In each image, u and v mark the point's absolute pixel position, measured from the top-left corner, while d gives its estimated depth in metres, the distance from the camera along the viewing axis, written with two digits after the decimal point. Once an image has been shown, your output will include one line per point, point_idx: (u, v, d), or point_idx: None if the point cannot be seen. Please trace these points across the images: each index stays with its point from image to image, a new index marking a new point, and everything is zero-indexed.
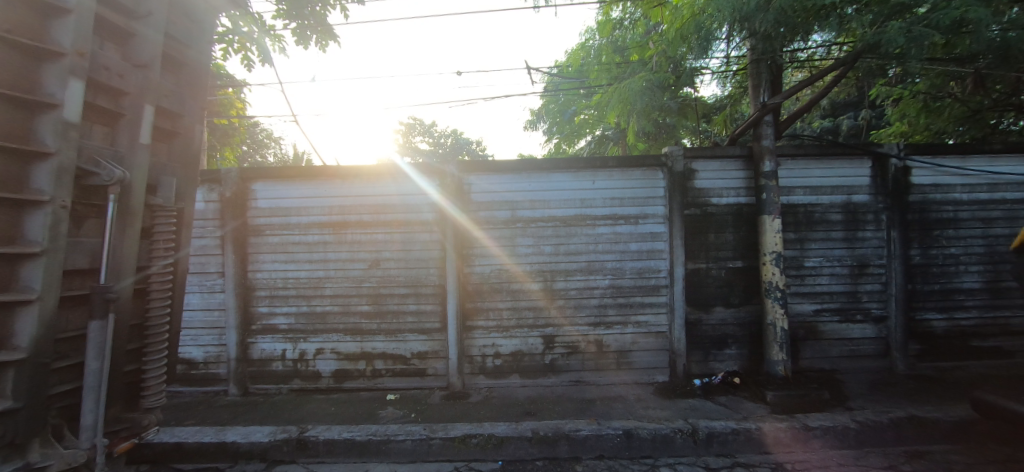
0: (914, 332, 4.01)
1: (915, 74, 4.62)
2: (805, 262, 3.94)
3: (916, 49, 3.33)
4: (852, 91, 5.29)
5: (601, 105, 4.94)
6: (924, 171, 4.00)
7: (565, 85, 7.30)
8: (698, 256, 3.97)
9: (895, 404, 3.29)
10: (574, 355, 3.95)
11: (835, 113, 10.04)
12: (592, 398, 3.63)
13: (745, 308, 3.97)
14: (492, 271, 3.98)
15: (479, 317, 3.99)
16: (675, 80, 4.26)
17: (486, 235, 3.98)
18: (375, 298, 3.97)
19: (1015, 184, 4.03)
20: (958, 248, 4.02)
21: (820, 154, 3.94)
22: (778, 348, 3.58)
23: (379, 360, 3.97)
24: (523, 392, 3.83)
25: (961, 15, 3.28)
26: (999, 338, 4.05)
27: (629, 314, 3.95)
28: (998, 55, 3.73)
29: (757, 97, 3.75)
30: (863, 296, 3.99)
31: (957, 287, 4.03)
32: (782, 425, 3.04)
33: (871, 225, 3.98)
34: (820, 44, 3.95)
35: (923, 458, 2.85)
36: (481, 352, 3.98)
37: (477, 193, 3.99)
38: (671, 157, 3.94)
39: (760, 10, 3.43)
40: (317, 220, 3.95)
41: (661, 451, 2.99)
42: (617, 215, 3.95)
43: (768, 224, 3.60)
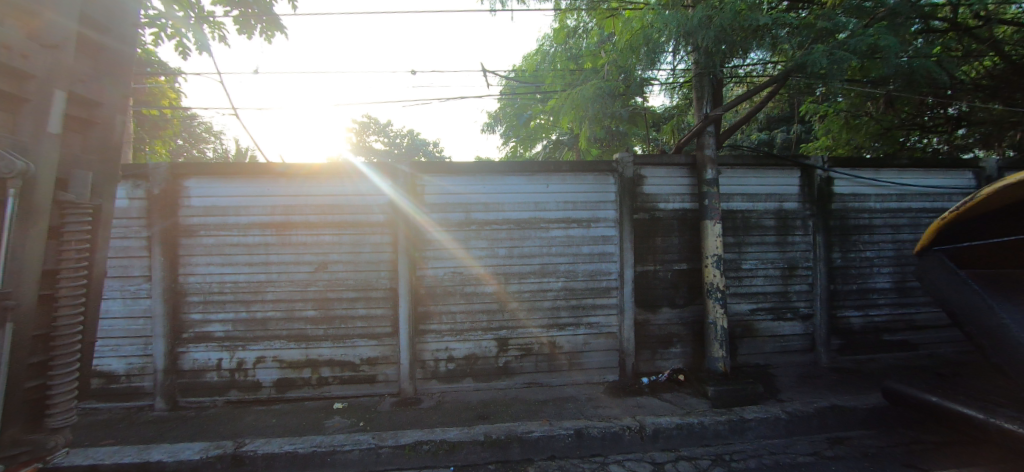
0: (835, 329, 4.39)
1: (838, 94, 5.09)
2: (742, 264, 4.21)
3: (838, 71, 3.66)
4: (785, 106, 5.72)
5: (555, 110, 5.02)
6: (844, 182, 4.40)
7: (521, 89, 7.35)
8: (646, 259, 4.13)
9: (819, 395, 3.58)
10: (528, 357, 3.98)
11: (770, 127, 10.85)
12: (545, 400, 3.67)
13: (689, 308, 4.18)
14: (445, 273, 3.93)
15: (430, 321, 3.91)
16: (625, 90, 4.35)
17: (440, 237, 3.93)
18: (321, 302, 3.79)
19: (918, 195, 4.53)
20: (872, 252, 4.45)
21: (755, 164, 4.23)
22: (718, 346, 3.79)
23: (325, 367, 3.80)
24: (476, 396, 3.80)
25: (874, 42, 3.64)
26: (905, 333, 4.52)
27: (581, 316, 4.04)
28: (905, 80, 4.18)
29: (700, 108, 3.97)
30: (793, 296, 4.31)
31: (871, 287, 4.45)
32: (722, 419, 3.21)
33: (800, 230, 4.32)
34: (756, 61, 4.24)
35: (843, 443, 3.12)
36: (434, 357, 3.91)
37: (431, 194, 3.93)
38: (621, 163, 4.07)
39: (702, 26, 3.66)
40: (258, 220, 3.72)
41: (611, 449, 3.06)
42: (570, 219, 4.03)
43: (710, 229, 3.81)
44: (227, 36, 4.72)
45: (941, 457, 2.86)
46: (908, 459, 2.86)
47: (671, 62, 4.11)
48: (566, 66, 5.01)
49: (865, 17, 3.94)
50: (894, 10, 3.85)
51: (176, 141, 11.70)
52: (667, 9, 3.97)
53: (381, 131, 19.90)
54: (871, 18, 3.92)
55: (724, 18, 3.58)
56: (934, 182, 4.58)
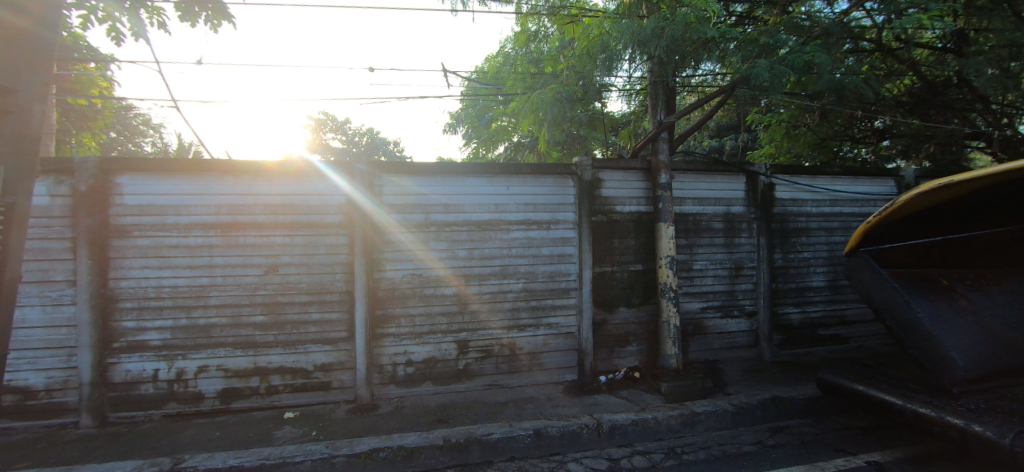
0: (777, 325, 4.69)
1: (779, 106, 5.45)
2: (693, 265, 4.41)
3: (778, 85, 3.91)
4: (733, 116, 6.06)
5: (515, 113, 5.05)
6: (785, 187, 4.71)
7: (483, 90, 7.35)
8: (603, 260, 4.23)
9: (762, 387, 3.81)
10: (488, 359, 3.97)
11: (720, 134, 11.46)
12: (505, 401, 3.68)
13: (644, 307, 4.32)
14: (403, 276, 3.85)
15: (388, 324, 3.82)
16: (583, 95, 4.42)
17: (398, 238, 3.85)
18: (271, 307, 3.61)
19: (848, 200, 4.93)
20: (808, 253, 4.79)
21: (706, 170, 4.45)
22: (671, 343, 3.95)
23: (275, 374, 3.62)
24: (435, 400, 3.75)
25: (809, 59, 3.92)
26: (837, 328, 4.89)
27: (541, 317, 4.08)
28: (837, 94, 4.54)
29: (655, 115, 4.13)
30: (739, 294, 4.56)
31: (808, 285, 4.79)
32: (674, 413, 3.35)
33: (746, 233, 4.59)
34: (707, 72, 4.46)
35: (782, 432, 3.33)
36: (392, 361, 3.82)
37: (388, 194, 3.84)
38: (580, 167, 4.15)
39: (655, 36, 3.82)
40: (201, 220, 3.50)
41: (569, 447, 3.11)
42: (530, 220, 4.06)
43: (663, 231, 3.97)
44: (167, 23, 4.41)
45: (866, 441, 3.12)
46: (839, 444, 3.09)
47: (627, 69, 4.24)
48: (527, 69, 5.05)
49: (802, 35, 4.24)
50: (827, 30, 4.17)
51: (108, 133, 10.77)
52: (624, 18, 4.11)
53: (339, 128, 19.23)
54: (808, 36, 4.24)
55: (675, 29, 3.75)
56: (862, 189, 5.00)
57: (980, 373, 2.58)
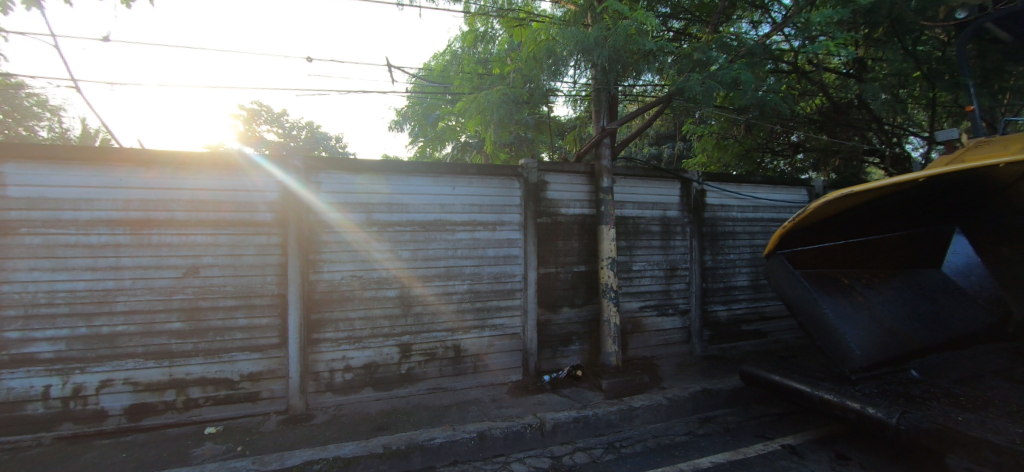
0: (706, 322, 5.02)
1: (710, 118, 5.85)
2: (633, 266, 4.60)
3: (709, 98, 4.19)
4: (670, 125, 6.42)
5: (462, 113, 5.00)
6: (715, 194, 5.07)
7: (429, 88, 7.22)
8: (548, 262, 4.30)
9: (693, 381, 4.06)
10: (432, 362, 3.89)
11: (659, 143, 12.11)
12: (448, 404, 3.62)
13: (587, 307, 4.45)
14: (342, 278, 3.67)
15: (325, 329, 3.62)
16: (529, 98, 4.45)
17: (337, 238, 3.66)
18: (190, 313, 3.29)
19: (769, 207, 5.40)
20: (734, 254, 5.18)
21: (645, 176, 4.67)
22: (610, 341, 4.11)
23: (194, 387, 3.31)
24: (376, 406, 3.61)
25: (736, 75, 4.23)
26: (758, 323, 5.33)
27: (486, 318, 4.07)
28: (759, 110, 4.94)
29: (598, 121, 4.29)
30: (674, 294, 4.83)
31: (734, 285, 5.18)
32: (613, 409, 3.47)
33: (680, 236, 4.87)
34: (647, 83, 4.68)
35: (711, 421, 3.57)
36: (328, 368, 3.63)
37: (327, 192, 3.65)
38: (526, 169, 4.20)
39: (598, 45, 3.95)
40: (106, 215, 3.12)
41: (512, 447, 3.12)
42: (475, 221, 4.04)
43: (605, 233, 4.12)
44: None
45: (782, 426, 3.42)
46: (759, 430, 3.37)
47: (571, 75, 4.35)
48: (475, 69, 5.03)
49: (730, 53, 4.57)
50: (752, 50, 4.54)
51: None
52: (569, 25, 4.23)
53: (274, 120, 17.84)
54: (735, 55, 4.59)
55: (617, 39, 3.89)
56: (780, 197, 5.49)
57: (874, 361, 2.91)
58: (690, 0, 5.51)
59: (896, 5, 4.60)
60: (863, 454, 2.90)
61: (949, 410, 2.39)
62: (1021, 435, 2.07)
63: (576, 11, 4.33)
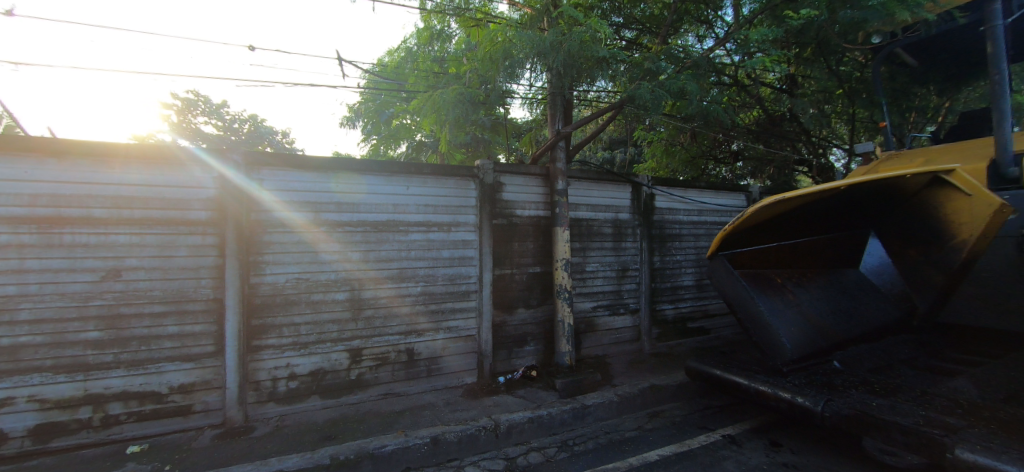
0: (655, 320, 5.23)
1: (660, 126, 6.12)
2: (586, 267, 4.71)
3: (657, 106, 4.38)
4: (622, 131, 6.65)
5: (415, 111, 4.88)
6: (663, 198, 5.30)
7: (383, 85, 7.02)
8: (503, 263, 4.30)
9: (642, 377, 4.21)
10: (383, 367, 3.77)
11: (612, 147, 12.51)
12: (401, 410, 3.53)
13: (541, 308, 4.49)
14: (287, 281, 3.47)
15: (267, 335, 3.41)
16: (485, 98, 4.45)
17: (281, 239, 3.46)
18: (110, 321, 2.99)
19: (712, 211, 5.72)
20: (681, 256, 5.44)
21: (598, 179, 4.80)
22: (565, 341, 4.18)
23: (115, 402, 3.00)
24: (323, 415, 3.45)
25: (683, 86, 4.46)
26: (702, 320, 5.63)
27: (440, 320, 4.00)
28: (704, 119, 5.23)
29: (554, 125, 4.36)
30: (625, 293, 4.99)
31: (680, 284, 5.44)
32: (567, 408, 3.53)
33: (631, 238, 5.04)
34: (601, 89, 4.81)
35: (658, 416, 3.71)
36: (271, 376, 3.42)
37: (269, 190, 3.45)
38: (482, 170, 4.18)
39: (553, 49, 4.01)
40: (8, 212, 2.76)
41: (466, 451, 3.09)
42: (430, 222, 3.97)
43: (559, 235, 4.19)
44: None
45: (723, 418, 3.62)
46: (702, 422, 3.54)
47: (527, 78, 4.38)
48: (430, 67, 4.95)
49: (677, 64, 4.81)
50: (696, 62, 4.80)
51: None
52: (525, 28, 4.25)
53: (213, 112, 16.58)
54: (682, 66, 4.83)
55: (571, 45, 3.97)
56: (721, 202, 5.84)
57: (802, 354, 3.15)
58: (641, 11, 5.75)
59: (822, 28, 5.03)
60: (793, 440, 3.13)
61: (865, 396, 2.63)
62: (923, 417, 2.31)
63: (532, 15, 4.37)
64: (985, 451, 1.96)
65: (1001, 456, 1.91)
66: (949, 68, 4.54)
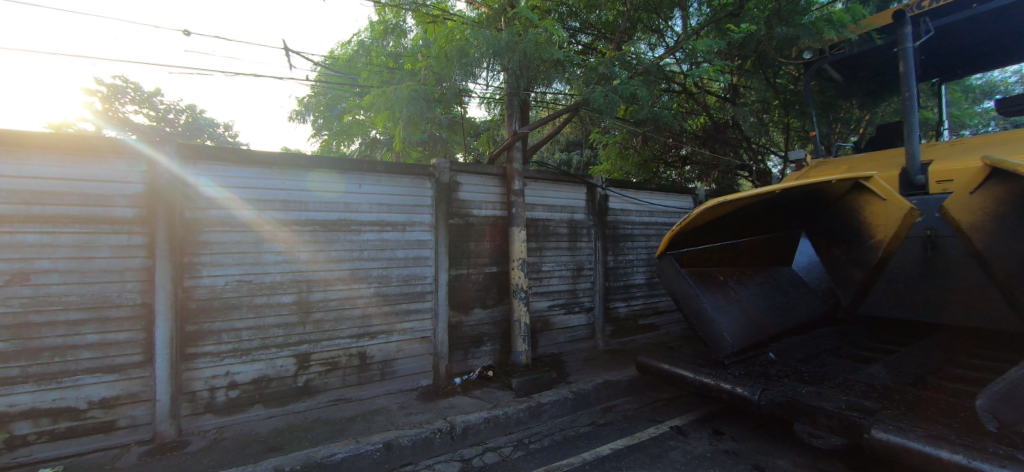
0: (609, 318, 5.38)
1: (614, 129, 6.31)
2: (542, 267, 4.76)
3: (611, 109, 4.51)
4: (578, 133, 6.78)
5: (368, 107, 4.72)
6: (617, 199, 5.47)
7: (335, 79, 6.76)
8: (459, 263, 4.26)
9: (596, 374, 4.32)
10: (333, 372, 3.63)
11: (569, 149, 12.74)
12: (352, 416, 3.41)
13: (498, 308, 4.49)
14: (227, 283, 3.25)
15: (203, 341, 3.18)
16: (441, 96, 4.38)
17: (220, 239, 3.24)
18: (16, 330, 2.67)
19: (661, 212, 5.98)
20: (633, 255, 5.64)
21: (554, 180, 4.87)
22: (521, 341, 4.21)
23: (23, 421, 2.69)
24: (267, 425, 3.26)
25: (634, 91, 4.62)
26: (652, 317, 5.87)
27: (394, 322, 3.91)
28: (654, 124, 5.45)
29: (511, 125, 4.40)
30: (580, 292, 5.09)
31: (632, 283, 5.64)
32: (522, 407, 3.55)
33: (586, 238, 5.16)
34: (557, 91, 4.89)
35: (611, 411, 3.82)
36: (207, 386, 3.19)
37: (206, 186, 3.21)
38: (438, 169, 4.13)
39: (510, 49, 4.02)
40: None
41: (421, 455, 3.04)
42: (383, 222, 3.86)
43: (515, 234, 4.21)
44: None
45: (671, 410, 3.79)
46: (652, 415, 3.69)
47: (483, 77, 4.36)
48: (385, 63, 4.83)
49: (630, 70, 4.95)
50: (648, 69, 4.96)
51: None
52: (481, 27, 4.23)
53: (144, 100, 15.19)
54: (634, 71, 4.98)
55: (527, 46, 4.00)
56: (671, 204, 6.11)
57: (741, 347, 3.35)
58: (596, 17, 5.92)
59: (760, 42, 5.38)
60: (734, 428, 3.32)
61: (796, 384, 2.84)
62: (845, 401, 2.52)
63: (489, 15, 4.36)
64: (895, 430, 2.17)
65: (909, 434, 2.13)
66: (868, 84, 4.99)
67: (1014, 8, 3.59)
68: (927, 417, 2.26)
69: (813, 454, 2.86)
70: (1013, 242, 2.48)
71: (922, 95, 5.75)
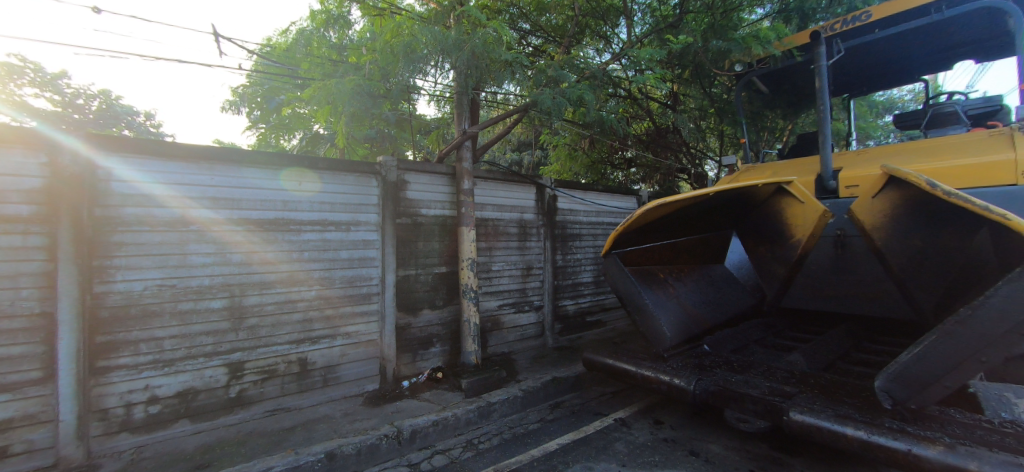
0: (557, 316, 5.50)
1: (564, 131, 6.45)
2: (492, 266, 4.77)
3: (558, 112, 4.60)
4: (529, 134, 6.86)
5: (308, 100, 4.48)
6: (565, 199, 5.59)
7: (273, 69, 6.35)
8: (407, 263, 4.17)
9: (545, 371, 4.40)
10: (270, 381, 3.42)
11: (521, 150, 12.83)
12: (290, 426, 3.23)
13: (447, 308, 4.44)
14: (145, 289, 2.96)
15: (117, 353, 2.88)
16: (386, 92, 4.25)
17: (137, 240, 2.94)
18: None
19: (607, 212, 6.20)
20: (580, 254, 5.80)
21: (504, 180, 4.89)
22: (471, 340, 4.19)
23: None
24: (194, 441, 3.01)
25: (581, 94, 4.74)
26: (599, 314, 6.07)
27: (338, 326, 3.75)
28: (601, 127, 5.63)
29: (460, 124, 4.38)
30: (529, 291, 5.15)
31: (579, 281, 5.79)
32: (472, 407, 3.54)
33: (535, 238, 5.23)
34: (507, 91, 4.90)
35: (560, 406, 3.91)
36: (123, 402, 2.90)
37: (119, 181, 2.90)
38: (385, 167, 4.01)
39: (457, 48, 3.98)
40: None
41: (366, 462, 2.94)
42: (326, 221, 3.70)
43: (465, 234, 4.19)
44: None
45: (616, 403, 3.94)
46: (598, 409, 3.82)
47: (432, 74, 4.28)
48: (326, 55, 4.61)
49: (577, 73, 5.05)
50: (594, 74, 5.07)
51: None
52: (429, 23, 4.15)
53: (46, 83, 13.45)
54: (583, 75, 5.08)
55: (475, 45, 3.98)
56: (616, 204, 6.35)
57: (679, 341, 3.54)
58: (546, 20, 6.02)
59: (697, 54, 5.71)
60: (672, 417, 3.52)
61: (727, 374, 3.05)
62: (768, 387, 2.75)
63: (437, 11, 4.29)
64: (810, 412, 2.40)
65: (821, 415, 2.36)
66: (790, 97, 5.46)
67: (908, 33, 4.06)
68: (836, 397, 2.51)
69: (742, 438, 3.09)
70: (904, 241, 2.81)
71: (834, 108, 6.39)
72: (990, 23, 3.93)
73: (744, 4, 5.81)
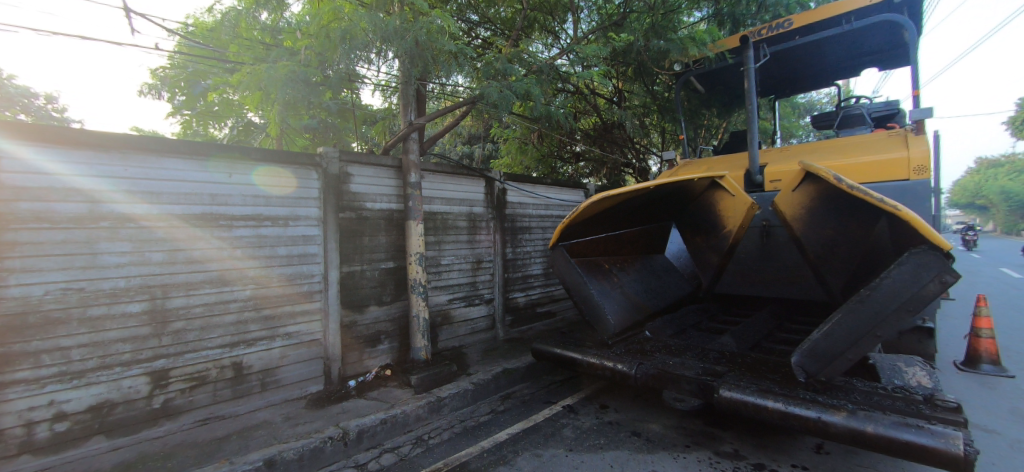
0: (508, 308, 5.55)
1: (513, 124, 6.48)
2: (441, 260, 4.72)
3: (506, 105, 4.59)
4: (479, 127, 6.83)
5: (236, 85, 4.17)
6: (515, 193, 5.63)
7: (198, 50, 5.84)
8: (352, 259, 4.02)
9: (496, 363, 4.44)
10: (200, 388, 3.18)
11: (472, 143, 12.72)
12: (224, 435, 3.03)
13: (395, 304, 4.34)
14: (46, 293, 2.64)
15: (14, 366, 2.55)
16: (323, 78, 4.04)
17: (35, 238, 2.60)
18: None
19: (556, 205, 6.32)
20: (529, 246, 5.88)
21: (452, 173, 4.82)
22: (420, 336, 4.11)
23: None
24: (111, 459, 2.74)
25: (528, 88, 4.76)
26: (549, 305, 6.20)
27: (277, 327, 3.55)
28: (549, 121, 5.70)
29: (406, 115, 4.25)
30: (479, 285, 5.15)
31: (530, 274, 5.88)
32: (422, 403, 3.51)
33: (484, 231, 5.23)
34: (454, 82, 4.82)
35: (510, 397, 3.97)
36: (22, 421, 2.58)
37: (10, 171, 2.55)
38: (325, 158, 3.85)
39: (398, 35, 3.80)
40: None
41: (309, 467, 2.83)
42: (261, 216, 3.47)
43: (412, 228, 4.09)
44: None
45: (564, 391, 4.06)
46: (548, 397, 3.92)
47: (374, 62, 4.11)
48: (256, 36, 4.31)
49: (525, 67, 5.04)
50: (541, 68, 5.09)
51: None
52: (371, 9, 3.92)
53: None
54: (529, 69, 5.07)
55: (419, 34, 3.85)
56: (564, 198, 6.49)
57: (622, 328, 3.69)
58: (494, 12, 5.99)
59: (639, 52, 5.93)
60: (617, 401, 3.68)
61: (666, 357, 3.23)
62: (702, 368, 2.95)
63: None
64: (737, 388, 2.61)
65: (746, 390, 2.57)
66: (723, 96, 5.82)
67: (824, 41, 4.43)
68: (760, 374, 2.74)
69: (679, 416, 3.30)
70: (818, 230, 3.11)
71: (762, 108, 6.89)
72: (890, 35, 4.38)
73: (682, 6, 6.08)
